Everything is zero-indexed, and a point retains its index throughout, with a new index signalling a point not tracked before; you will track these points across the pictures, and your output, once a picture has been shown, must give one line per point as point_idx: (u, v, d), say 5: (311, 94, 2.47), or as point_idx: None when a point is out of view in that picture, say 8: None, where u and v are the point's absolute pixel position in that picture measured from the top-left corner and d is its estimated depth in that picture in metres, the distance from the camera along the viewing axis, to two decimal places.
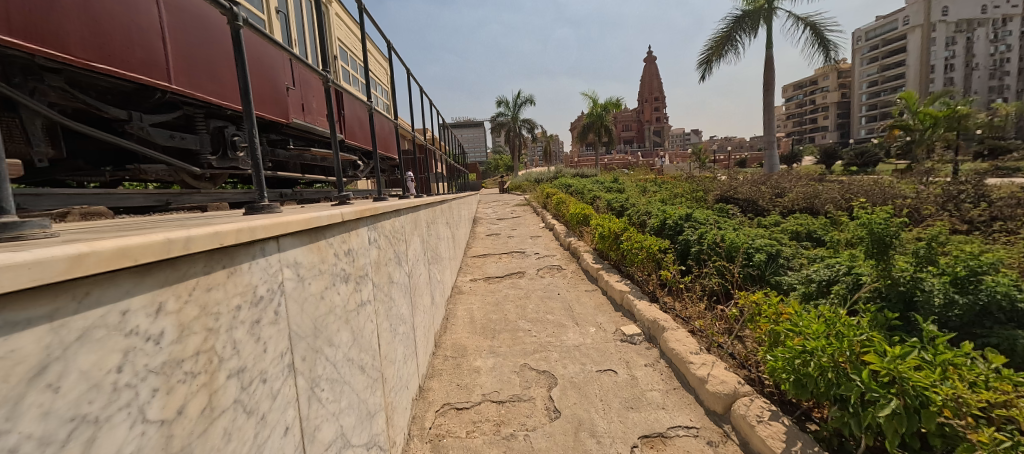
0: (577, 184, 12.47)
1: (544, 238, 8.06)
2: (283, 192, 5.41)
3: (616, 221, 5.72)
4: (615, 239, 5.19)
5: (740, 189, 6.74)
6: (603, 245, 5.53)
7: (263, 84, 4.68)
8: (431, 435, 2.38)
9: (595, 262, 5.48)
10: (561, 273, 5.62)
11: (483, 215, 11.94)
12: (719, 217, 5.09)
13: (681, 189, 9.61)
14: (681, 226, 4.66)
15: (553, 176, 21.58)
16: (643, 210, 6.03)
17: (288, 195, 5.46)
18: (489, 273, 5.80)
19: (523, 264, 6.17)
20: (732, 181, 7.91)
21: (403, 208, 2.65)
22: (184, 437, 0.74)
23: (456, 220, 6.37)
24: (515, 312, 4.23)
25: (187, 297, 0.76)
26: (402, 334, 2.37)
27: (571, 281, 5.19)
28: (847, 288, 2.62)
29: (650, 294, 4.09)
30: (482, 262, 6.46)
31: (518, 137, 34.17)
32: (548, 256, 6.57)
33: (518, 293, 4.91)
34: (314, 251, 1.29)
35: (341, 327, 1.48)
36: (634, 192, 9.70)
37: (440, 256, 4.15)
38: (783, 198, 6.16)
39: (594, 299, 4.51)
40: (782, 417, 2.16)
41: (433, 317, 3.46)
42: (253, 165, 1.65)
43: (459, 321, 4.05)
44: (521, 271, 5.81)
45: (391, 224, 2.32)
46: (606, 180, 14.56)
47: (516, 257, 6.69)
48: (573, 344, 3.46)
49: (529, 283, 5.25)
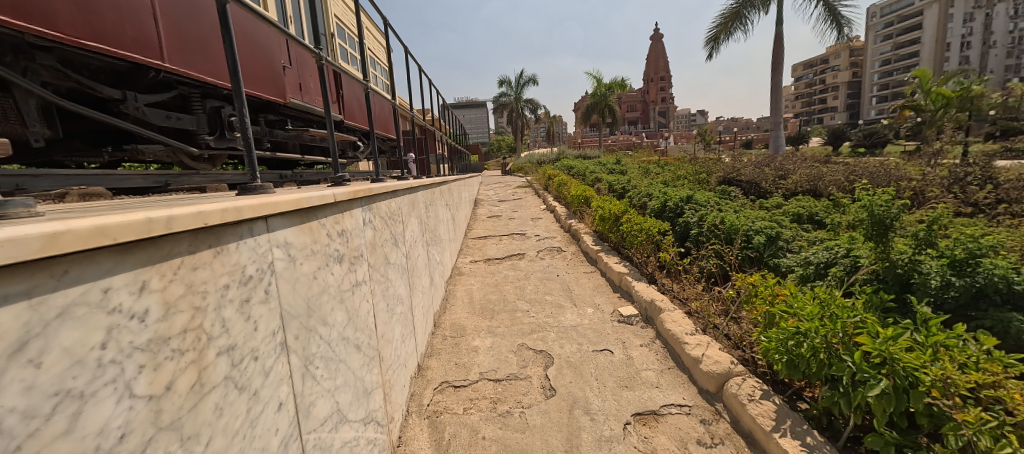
0: (579, 166, 12.37)
1: (545, 220, 8.06)
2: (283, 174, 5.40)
3: (617, 203, 5.69)
4: (616, 221, 5.19)
5: (743, 171, 6.67)
6: (603, 227, 5.52)
7: (258, 63, 4.62)
8: (429, 411, 2.44)
9: (595, 244, 5.49)
10: (561, 254, 5.63)
11: (484, 197, 11.91)
12: (721, 200, 5.05)
13: (684, 171, 9.51)
14: (681, 208, 4.64)
15: (555, 158, 21.42)
16: (644, 192, 6.00)
17: (288, 176, 5.45)
18: (489, 254, 5.82)
19: (523, 246, 6.19)
20: (736, 163, 7.82)
21: (401, 190, 2.65)
22: (173, 412, 0.76)
23: (457, 202, 6.36)
24: (514, 293, 4.27)
25: (172, 275, 0.77)
26: (399, 314, 2.39)
27: (570, 263, 5.21)
28: (844, 270, 2.62)
29: (649, 276, 4.11)
30: (482, 244, 6.49)
31: (521, 118, 33.76)
32: (548, 238, 6.58)
33: (518, 274, 4.94)
34: (305, 231, 1.29)
35: (335, 307, 1.50)
36: (637, 174, 9.62)
37: (439, 237, 4.17)
38: (786, 180, 6.11)
39: (592, 281, 4.53)
40: (773, 396, 2.19)
41: (432, 298, 3.49)
42: (245, 146, 1.64)
43: (458, 301, 4.09)
44: (521, 253, 5.83)
45: (387, 205, 2.32)
46: (610, 161, 14.42)
47: (516, 239, 6.71)
48: (571, 324, 3.50)
49: (529, 265, 5.27)
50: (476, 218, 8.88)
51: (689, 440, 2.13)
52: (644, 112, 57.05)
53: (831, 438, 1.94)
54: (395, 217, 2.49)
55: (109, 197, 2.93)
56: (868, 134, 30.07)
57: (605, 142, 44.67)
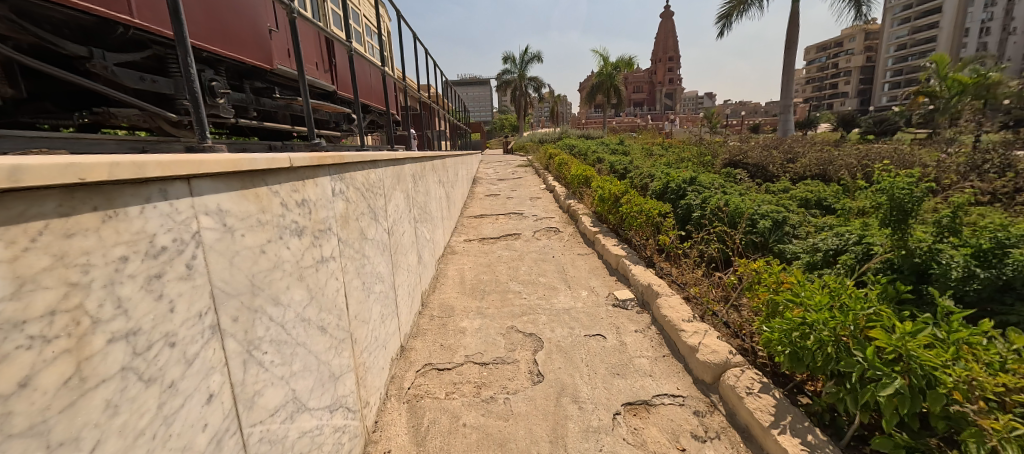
0: (581, 146, 12.08)
1: (543, 200, 7.86)
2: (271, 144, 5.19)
3: (617, 183, 5.48)
4: (615, 202, 4.99)
5: (751, 154, 6.43)
6: (602, 207, 5.34)
7: (241, 25, 4.36)
8: (409, 395, 2.32)
9: (593, 225, 5.32)
10: (558, 235, 5.47)
11: (483, 175, 11.68)
12: (726, 182, 4.84)
13: (689, 153, 9.26)
14: (684, 189, 4.42)
15: (558, 137, 21.03)
16: (645, 173, 5.79)
17: (277, 147, 5.25)
18: (484, 233, 5.66)
19: (519, 226, 6.02)
20: (742, 145, 7.56)
21: (382, 161, 2.46)
22: (33, 414, 0.61)
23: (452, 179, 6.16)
24: (506, 273, 4.13)
25: (29, 243, 0.61)
26: (378, 293, 2.24)
27: (567, 244, 5.06)
28: (855, 258, 2.46)
29: (646, 260, 3.95)
30: (478, 222, 6.33)
31: (525, 96, 33.10)
32: (545, 218, 6.41)
33: (513, 254, 4.79)
34: (248, 198, 1.12)
35: (292, 285, 1.33)
36: (640, 155, 9.36)
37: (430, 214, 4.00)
38: (794, 164, 5.87)
39: (589, 263, 4.38)
40: (773, 390, 2.05)
41: (419, 277, 3.35)
42: (193, 102, 1.45)
43: (449, 281, 3.95)
44: (516, 233, 5.67)
45: (365, 176, 2.14)
46: (613, 142, 14.10)
47: (513, 219, 6.53)
48: (564, 307, 3.36)
49: (524, 245, 5.12)
50: (474, 196, 8.69)
51: (682, 433, 2.01)
52: (651, 93, 55.91)
53: (833, 436, 1.81)
54: (375, 189, 2.30)
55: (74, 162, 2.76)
56: (878, 120, 29.41)
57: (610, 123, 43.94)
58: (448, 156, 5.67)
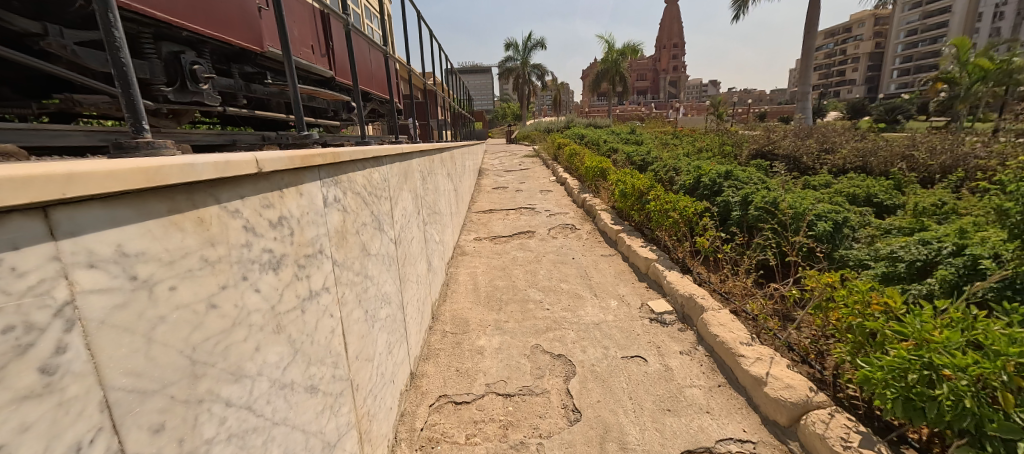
0: (590, 135, 11.57)
1: (554, 193, 7.42)
2: (265, 135, 4.78)
3: (640, 177, 5.04)
4: (640, 198, 4.56)
5: (780, 144, 5.98)
6: (623, 204, 4.92)
7: (229, 3, 3.92)
8: (422, 439, 1.92)
9: (614, 222, 4.90)
10: (575, 233, 5.06)
11: (488, 167, 11.22)
12: (762, 176, 4.39)
13: (707, 143, 8.79)
14: (719, 184, 3.97)
15: (563, 126, 20.45)
16: (669, 166, 5.32)
17: (271, 137, 4.84)
18: (495, 231, 5.25)
19: (531, 223, 5.60)
20: (768, 135, 7.09)
21: (386, 157, 2.04)
22: None
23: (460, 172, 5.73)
24: (524, 279, 3.73)
25: None
26: (384, 320, 1.83)
27: (586, 244, 4.65)
28: (956, 273, 2.07)
29: (682, 265, 3.55)
30: (488, 219, 5.91)
31: (528, 83, 32.38)
32: (559, 214, 5.98)
33: (528, 256, 4.38)
34: (183, 228, 0.72)
35: (265, 343, 0.93)
36: (655, 145, 8.89)
37: (440, 214, 3.58)
38: (831, 155, 5.42)
39: (613, 266, 3.98)
40: (875, 442, 1.66)
41: (429, 287, 2.95)
42: (122, 80, 1.03)
43: (460, 288, 3.56)
44: (530, 230, 5.25)
45: (366, 176, 1.71)
46: (623, 131, 13.58)
47: (524, 215, 6.11)
48: (593, 321, 2.97)
49: (539, 244, 4.70)
50: (481, 189, 8.26)
51: None
52: (656, 80, 54.86)
53: None
54: (379, 192, 1.88)
55: (23, 159, 2.12)
56: (891, 108, 28.63)
57: (615, 112, 43.09)
58: (456, 147, 5.23)
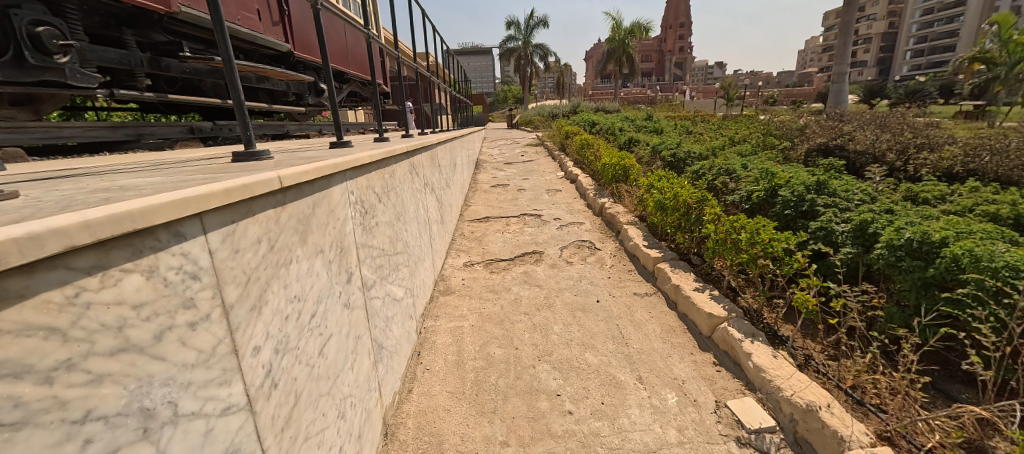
0: (602, 122, 10.27)
1: (564, 195, 6.20)
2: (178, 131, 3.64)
3: (681, 184, 3.83)
4: (685, 216, 3.38)
5: (855, 136, 4.70)
6: (660, 220, 3.73)
7: None
8: None
9: (648, 244, 3.70)
10: (596, 256, 3.88)
11: (487, 158, 9.94)
12: (856, 182, 3.19)
13: (743, 134, 7.49)
14: (809, 199, 2.77)
15: (568, 110, 18.97)
16: (715, 167, 4.10)
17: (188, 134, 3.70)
18: (492, 252, 4.07)
19: (538, 239, 4.41)
20: (827, 123, 5.80)
21: (212, 212, 0.83)
22: None
23: (449, 175, 4.52)
24: (531, 342, 2.56)
25: None
26: None
27: (613, 275, 3.47)
28: None
29: (767, 328, 2.42)
30: (483, 232, 4.71)
31: (531, 64, 30.65)
32: (572, 226, 4.79)
33: (536, 295, 3.21)
34: None
35: None
36: (681, 135, 7.61)
37: (406, 251, 2.39)
38: (928, 151, 4.17)
39: (656, 317, 2.81)
40: None
41: (378, 390, 1.79)
42: None
43: (437, 361, 2.40)
44: (536, 251, 4.06)
45: (25, 329, 0.52)
46: (637, 117, 12.22)
47: (529, 226, 4.91)
48: (645, 444, 1.81)
49: (550, 275, 3.53)
50: (477, 187, 7.03)
51: None
52: (663, 61, 52.74)
53: None
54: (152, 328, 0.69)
55: None
56: (915, 91, 26.97)
57: (620, 95, 41.35)
58: (441, 141, 4.02)
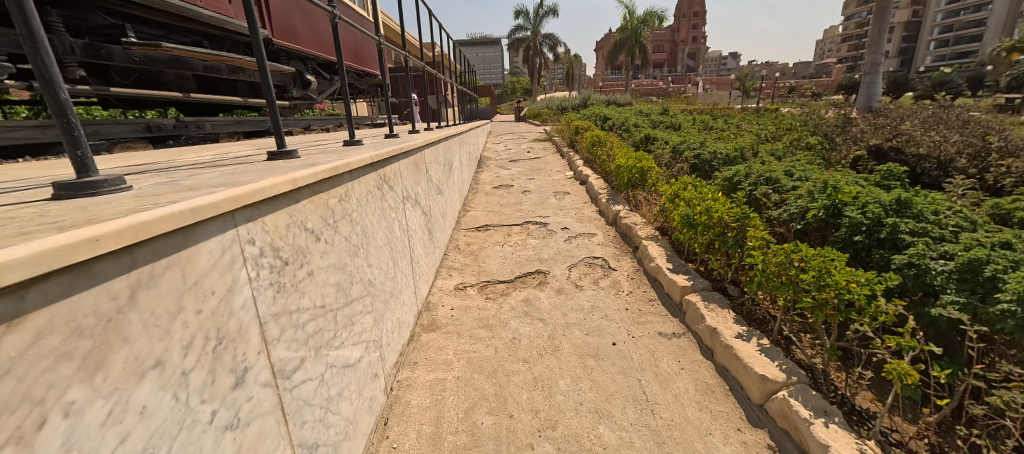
0: (615, 117, 9.61)
1: (573, 199, 5.60)
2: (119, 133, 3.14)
3: (713, 195, 3.23)
4: (721, 236, 2.79)
5: (916, 138, 4.04)
6: (688, 238, 3.14)
7: None
8: None
9: (673, 267, 3.12)
10: (610, 280, 3.30)
11: (491, 155, 9.35)
12: (939, 198, 2.57)
13: (772, 132, 6.81)
14: (890, 224, 2.17)
15: (578, 103, 18.23)
16: (752, 172, 3.48)
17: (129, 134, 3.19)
18: (490, 272, 3.51)
19: (543, 254, 3.84)
20: (873, 121, 5.12)
21: None
22: None
23: (442, 179, 3.97)
24: (528, 407, 2.01)
25: None
26: None
27: (631, 306, 2.90)
28: None
29: (839, 397, 1.85)
30: (481, 244, 4.16)
31: (540, 55, 29.80)
32: (582, 238, 4.22)
33: (537, 332, 2.66)
34: None
35: None
36: (703, 133, 6.95)
37: (368, 294, 1.85)
38: (1012, 158, 3.50)
39: (688, 370, 2.24)
40: None
41: None
42: None
43: (407, 436, 1.86)
44: (541, 271, 3.49)
45: None
46: (651, 111, 11.53)
47: (533, 237, 4.34)
48: None
49: (556, 304, 2.97)
50: (479, 188, 6.47)
51: None
52: (676, 52, 51.33)
53: None
54: None
55: None
56: (944, 82, 25.67)
57: (631, 87, 40.33)
58: (431, 143, 3.46)
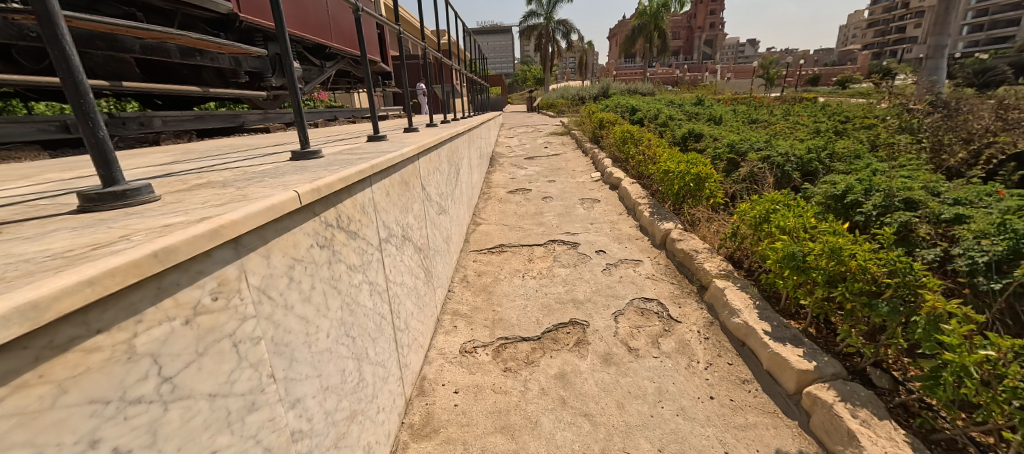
0: (643, 108, 8.58)
1: (605, 209, 4.66)
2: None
3: (830, 224, 2.27)
4: (866, 298, 1.85)
5: None
6: (795, 288, 2.20)
7: None
8: None
9: (774, 329, 2.18)
10: (675, 342, 2.38)
11: (503, 151, 8.41)
12: None
13: (838, 129, 5.76)
14: None
15: (595, 93, 17.13)
16: (875, 188, 2.52)
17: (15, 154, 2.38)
18: (508, 322, 2.62)
19: (577, 294, 2.93)
20: (990, 116, 4.07)
21: None
22: None
23: (446, 193, 3.05)
24: None
25: None
26: None
27: (719, 394, 1.98)
28: None
29: None
30: (494, 275, 3.26)
31: (553, 42, 28.52)
32: (625, 268, 3.28)
33: (585, 441, 1.75)
34: None
35: None
36: (754, 129, 5.93)
37: None
38: None
39: None
40: None
41: None
42: None
43: None
44: (577, 324, 2.59)
45: None
46: (680, 101, 10.44)
47: (561, 264, 3.42)
48: None
49: (606, 386, 2.06)
50: (491, 193, 5.56)
51: None
52: (693, 39, 49.45)
53: None
54: None
55: None
56: (987, 69, 23.93)
57: (646, 75, 38.82)
58: (430, 149, 2.54)
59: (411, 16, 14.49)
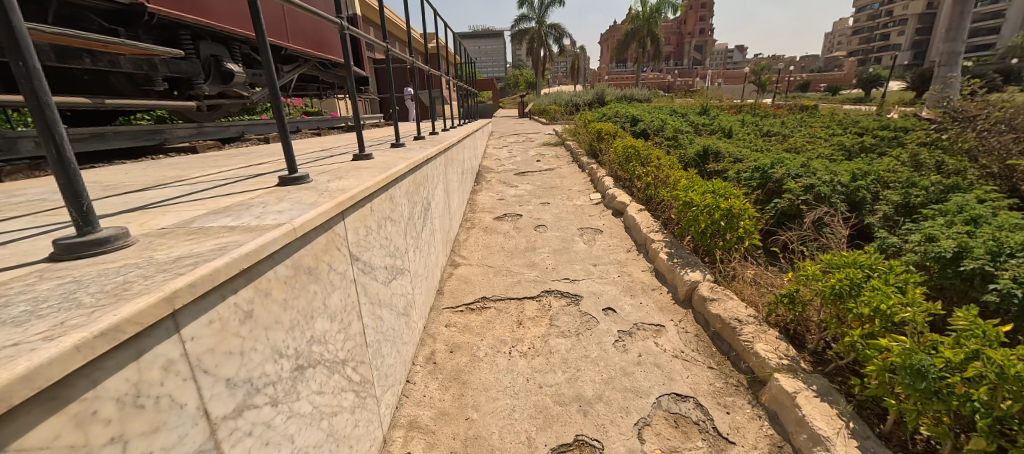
0: (645, 118, 7.87)
1: (611, 244, 3.87)
2: None
3: (968, 318, 1.53)
4: None
5: None
6: (924, 420, 1.45)
7: None
8: None
9: None
10: None
11: (492, 165, 7.61)
12: None
13: (869, 148, 5.08)
14: None
15: (590, 99, 16.44)
16: (1008, 252, 1.79)
17: None
18: (486, 443, 1.82)
19: (583, 386, 2.13)
20: None
21: None
22: None
23: (405, 245, 2.25)
24: None
25: None
26: None
27: None
28: None
29: None
30: (472, 349, 2.45)
31: (545, 47, 27.90)
32: (644, 340, 2.49)
33: None
34: None
35: None
36: (775, 146, 5.22)
37: None
38: None
39: None
40: None
41: None
42: None
43: None
44: (586, 446, 1.79)
45: None
46: (682, 111, 9.77)
47: (560, 330, 2.63)
48: None
49: None
50: (475, 220, 4.75)
51: None
52: (685, 45, 49.35)
53: None
54: None
55: None
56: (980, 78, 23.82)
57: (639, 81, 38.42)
58: (373, 195, 1.74)
59: (396, 18, 13.67)
